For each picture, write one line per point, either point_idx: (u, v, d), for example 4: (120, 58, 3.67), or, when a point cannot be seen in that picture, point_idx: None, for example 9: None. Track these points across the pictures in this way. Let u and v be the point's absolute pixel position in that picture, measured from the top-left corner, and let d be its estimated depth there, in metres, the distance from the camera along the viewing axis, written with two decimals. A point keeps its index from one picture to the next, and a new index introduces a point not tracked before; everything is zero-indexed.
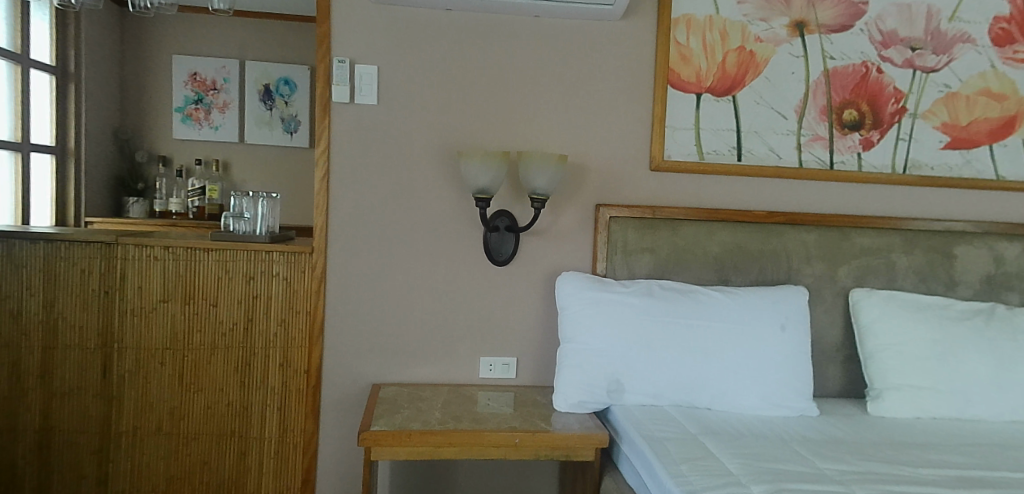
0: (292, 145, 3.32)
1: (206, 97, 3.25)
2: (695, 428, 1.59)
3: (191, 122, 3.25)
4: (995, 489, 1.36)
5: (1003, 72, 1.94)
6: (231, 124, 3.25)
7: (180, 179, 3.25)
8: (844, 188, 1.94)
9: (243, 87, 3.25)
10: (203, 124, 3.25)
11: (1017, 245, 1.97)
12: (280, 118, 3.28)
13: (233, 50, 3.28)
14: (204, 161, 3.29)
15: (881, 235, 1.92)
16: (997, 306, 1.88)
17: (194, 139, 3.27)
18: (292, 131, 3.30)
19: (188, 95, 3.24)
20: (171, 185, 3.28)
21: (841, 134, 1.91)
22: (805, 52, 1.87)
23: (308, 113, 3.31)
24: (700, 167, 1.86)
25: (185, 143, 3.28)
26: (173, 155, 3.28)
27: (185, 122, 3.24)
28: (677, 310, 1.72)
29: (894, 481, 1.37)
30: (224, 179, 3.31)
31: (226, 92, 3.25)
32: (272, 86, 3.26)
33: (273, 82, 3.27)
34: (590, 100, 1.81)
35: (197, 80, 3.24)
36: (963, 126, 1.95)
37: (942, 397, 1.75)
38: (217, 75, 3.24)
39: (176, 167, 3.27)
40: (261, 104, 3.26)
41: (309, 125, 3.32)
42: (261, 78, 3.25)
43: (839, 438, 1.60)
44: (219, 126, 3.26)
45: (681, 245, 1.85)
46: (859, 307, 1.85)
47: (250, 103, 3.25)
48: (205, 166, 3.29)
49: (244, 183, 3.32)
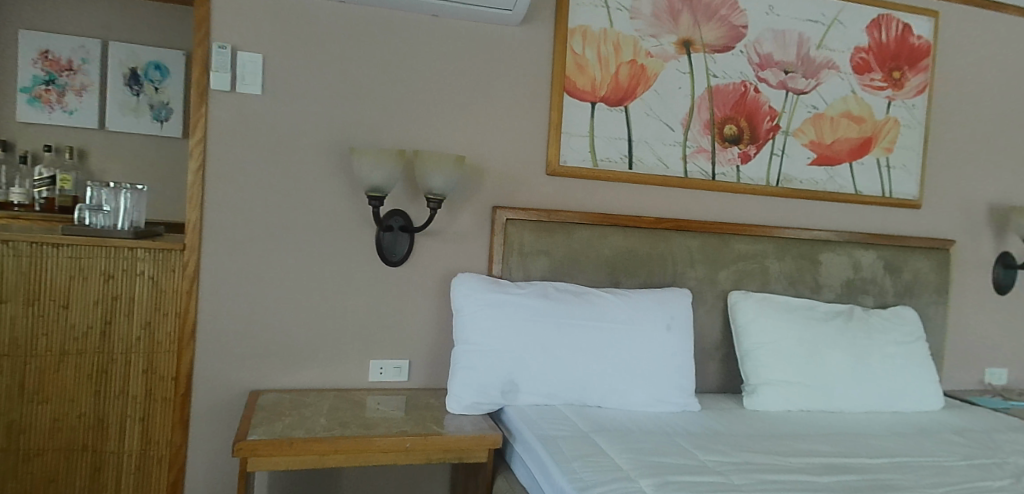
0: (163, 136, 2.75)
1: (60, 78, 2.62)
2: (586, 425, 1.64)
3: (40, 106, 2.60)
4: (854, 475, 1.55)
5: (862, 97, 2.15)
6: (90, 109, 2.66)
7: (24, 167, 2.59)
8: (726, 197, 2.06)
9: (106, 69, 2.67)
10: (55, 108, 2.62)
11: (871, 253, 2.14)
12: (148, 106, 2.72)
13: (94, 21, 2.66)
14: (56, 147, 2.63)
15: (757, 242, 2.05)
16: (854, 308, 2.07)
17: (42, 125, 2.62)
18: (163, 120, 2.74)
19: (37, 74, 2.60)
20: (12, 173, 2.61)
21: (722, 147, 2.04)
22: (691, 69, 1.99)
23: (184, 102, 2.75)
24: (594, 174, 1.91)
25: (30, 127, 2.62)
26: (15, 140, 2.60)
27: (32, 105, 2.60)
28: (570, 311, 1.77)
29: (766, 470, 1.53)
30: (81, 169, 2.68)
31: (85, 74, 2.65)
32: (140, 70, 2.69)
33: (141, 65, 2.70)
34: (486, 102, 1.82)
35: (48, 58, 2.61)
36: (827, 144, 2.12)
37: (808, 391, 1.90)
38: (74, 54, 2.63)
39: (19, 153, 2.60)
40: (126, 89, 2.69)
41: (185, 115, 2.76)
42: (126, 59, 2.68)
43: (716, 431, 1.72)
44: (75, 111, 2.64)
45: (576, 248, 1.89)
46: (737, 309, 1.98)
47: (113, 87, 2.67)
48: (56, 153, 2.64)
49: (106, 175, 2.71)
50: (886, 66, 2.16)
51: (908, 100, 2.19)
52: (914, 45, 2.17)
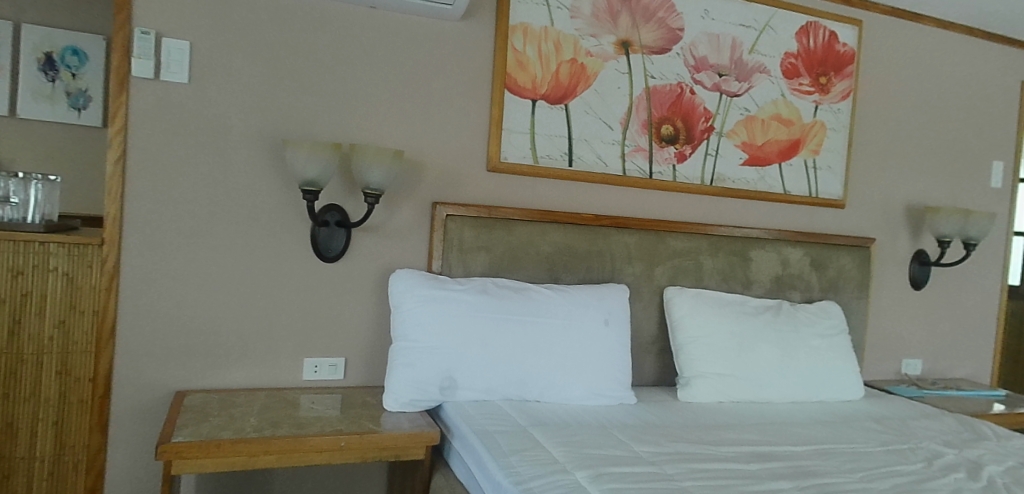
0: (81, 125, 2.59)
1: None
2: (524, 420, 1.66)
3: None
4: (778, 462, 1.63)
5: (790, 101, 2.23)
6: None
7: None
8: (662, 195, 2.11)
9: (17, 52, 2.49)
10: None
11: (798, 249, 2.23)
12: (64, 93, 2.55)
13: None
14: None
15: (692, 239, 2.11)
16: (783, 303, 2.16)
17: None
18: (80, 108, 2.57)
19: None
20: None
21: (659, 147, 2.09)
22: (629, 70, 2.03)
23: (104, 90, 2.59)
24: (534, 170, 1.93)
25: None
26: None
27: None
28: (509, 306, 1.78)
29: (697, 459, 1.59)
30: None
31: None
32: (57, 55, 2.52)
33: (57, 49, 2.53)
34: (427, 97, 1.81)
35: None
36: (758, 145, 2.20)
37: (739, 383, 1.97)
38: None
39: None
40: (39, 74, 2.52)
41: (107, 103, 2.60)
42: (40, 43, 2.50)
43: (651, 423, 1.77)
44: None
45: (516, 244, 1.90)
46: (672, 304, 2.03)
47: (25, 72, 2.50)
48: None
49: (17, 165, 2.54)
50: (814, 72, 2.25)
51: (834, 105, 2.28)
52: (840, 52, 2.26)
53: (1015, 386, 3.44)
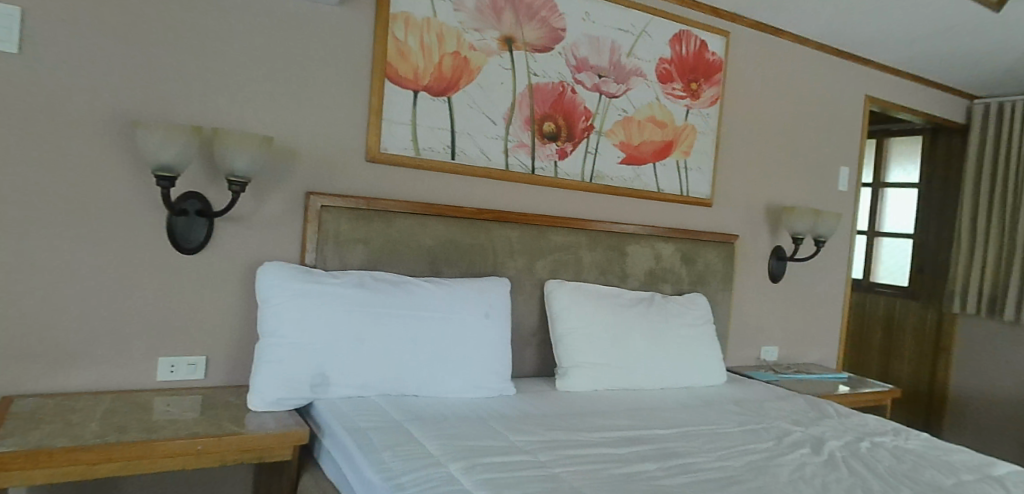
0: None
1: None
2: (400, 415, 1.63)
3: None
4: (646, 446, 1.72)
5: (664, 104, 2.35)
6: None
7: None
8: (544, 190, 2.16)
9: None
10: None
11: (671, 245, 2.36)
12: None
13: None
14: None
15: (572, 234, 2.18)
16: (655, 295, 2.28)
17: None
18: None
19: None
20: None
21: (541, 143, 2.13)
22: (512, 66, 2.06)
23: None
24: (415, 163, 1.91)
25: None
26: None
27: None
28: (387, 300, 1.75)
29: (571, 446, 1.64)
30: None
31: None
32: None
33: None
34: (300, 83, 1.74)
35: None
36: (635, 145, 2.31)
37: (613, 372, 2.06)
38: None
39: None
40: None
41: None
42: None
43: (528, 412, 1.80)
44: None
45: (395, 237, 1.87)
46: (552, 297, 2.09)
47: None
48: None
49: None
50: (686, 78, 2.38)
51: (703, 110, 2.43)
52: (709, 61, 2.42)
53: (856, 369, 3.85)
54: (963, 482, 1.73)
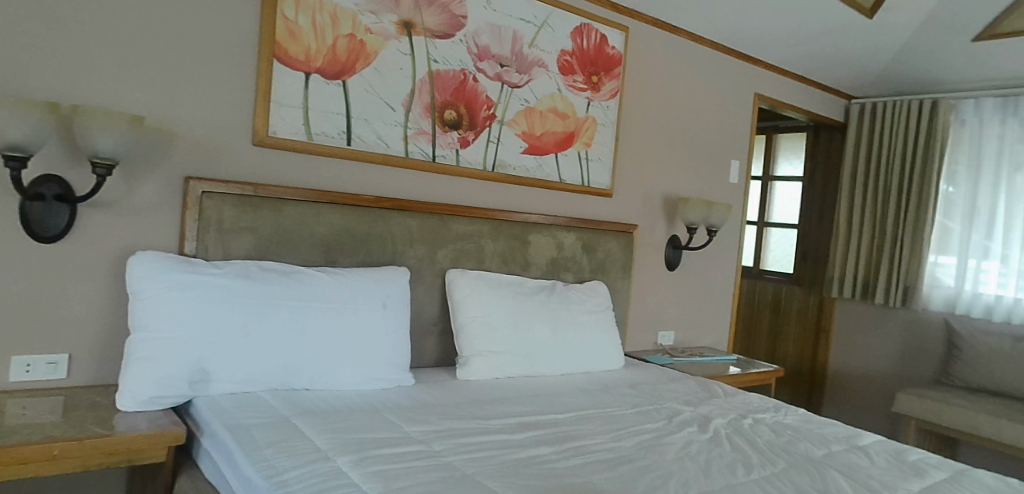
0: None
1: None
2: (287, 410, 1.57)
3: None
4: (542, 431, 1.74)
5: (566, 96, 2.39)
6: None
7: None
8: (445, 179, 2.15)
9: None
10: None
11: (573, 234, 2.41)
12: None
13: None
14: None
15: (474, 223, 2.17)
16: (556, 283, 2.32)
17: None
18: None
19: None
20: None
21: (442, 131, 2.11)
22: (411, 51, 2.02)
23: None
24: (307, 148, 1.85)
25: None
26: None
27: None
28: (275, 291, 1.68)
29: (467, 434, 1.63)
30: None
31: None
32: None
33: None
34: (178, 61, 1.65)
35: None
36: (537, 136, 2.33)
37: (514, 359, 2.07)
38: None
39: None
40: None
41: None
42: None
43: (426, 403, 1.79)
44: None
45: (285, 225, 1.80)
46: (453, 286, 2.07)
47: None
48: None
49: None
50: (587, 71, 2.43)
51: (603, 102, 2.49)
52: (609, 55, 2.47)
53: (746, 352, 4.09)
54: (832, 453, 1.89)
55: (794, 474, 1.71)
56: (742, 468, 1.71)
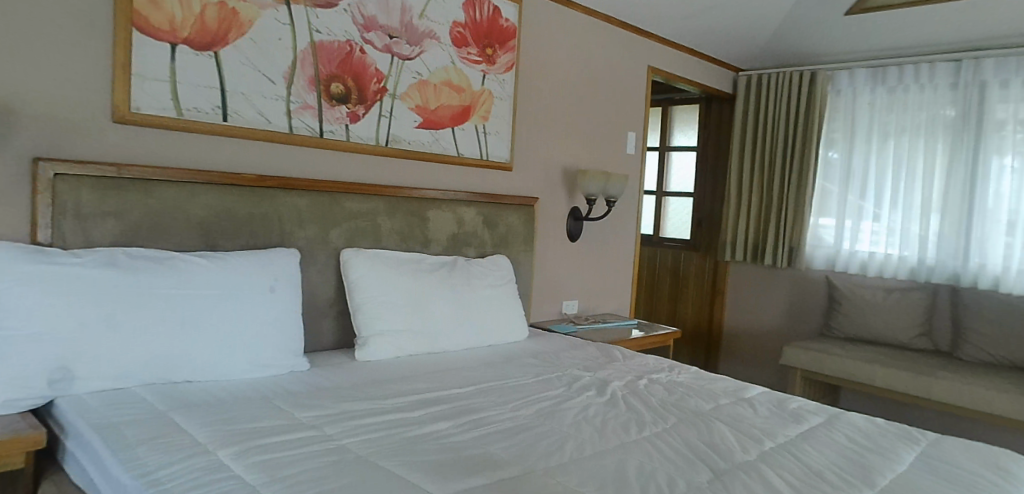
0: None
1: None
2: (165, 404, 1.48)
3: None
4: (443, 406, 1.74)
5: (460, 69, 2.35)
6: None
7: None
8: (336, 156, 2.07)
9: None
10: None
11: (472, 209, 2.40)
12: None
13: None
14: None
15: (368, 201, 2.11)
16: (457, 259, 2.31)
17: None
18: None
19: None
20: None
21: (329, 106, 2.03)
22: (291, 21, 1.91)
23: None
24: (177, 125, 1.73)
25: None
26: None
27: None
28: (146, 279, 1.56)
29: (363, 415, 1.60)
30: None
31: None
32: None
33: None
34: (17, 29, 1.48)
35: None
36: (431, 110, 2.29)
37: (416, 337, 2.04)
38: None
39: None
40: None
41: None
42: None
43: (321, 386, 1.74)
44: None
45: (157, 208, 1.68)
46: (348, 266, 2.02)
47: None
48: None
49: None
50: (481, 43, 2.40)
51: (499, 75, 2.47)
52: (503, 27, 2.46)
53: (649, 316, 4.25)
54: (720, 406, 2.00)
55: (684, 429, 1.80)
56: (636, 427, 1.79)
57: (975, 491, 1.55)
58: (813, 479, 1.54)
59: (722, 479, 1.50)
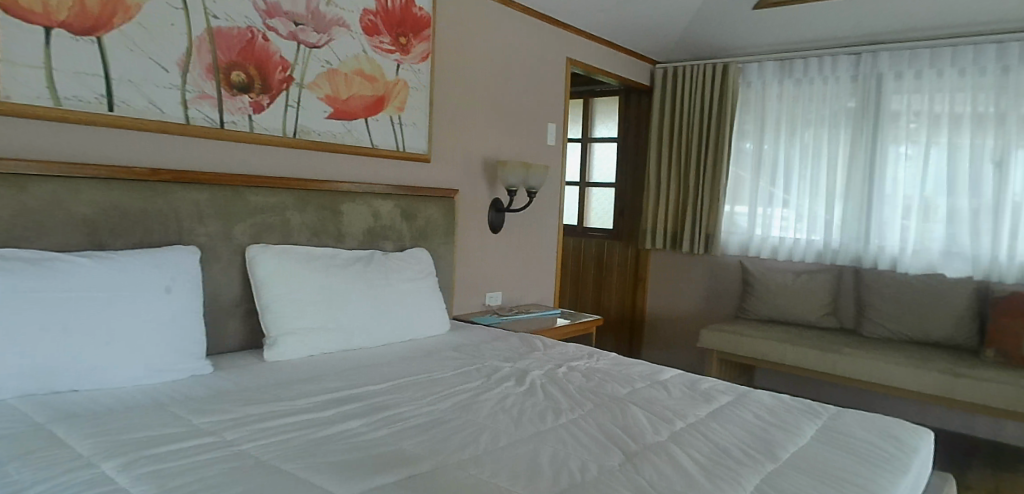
0: None
1: None
2: (45, 416, 1.37)
3: None
4: (356, 404, 1.69)
5: (372, 58, 2.29)
6: None
7: None
8: (239, 148, 1.99)
9: None
10: None
11: (389, 202, 2.36)
12: None
13: None
14: None
15: (275, 194, 2.03)
16: (374, 253, 2.26)
17: None
18: None
19: None
20: None
21: (229, 95, 1.93)
22: (184, 5, 1.80)
23: None
24: (56, 115, 1.60)
25: None
26: None
27: None
28: (21, 282, 1.44)
29: (269, 417, 1.54)
30: None
31: None
32: None
33: None
34: None
35: None
36: (343, 100, 2.22)
37: (329, 334, 1.97)
38: None
39: None
40: None
41: None
42: None
43: (225, 389, 1.66)
44: None
45: (33, 205, 1.55)
46: (255, 263, 1.94)
47: None
48: None
49: None
50: (393, 32, 2.35)
51: (414, 65, 2.43)
52: (416, 16, 2.41)
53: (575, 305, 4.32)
54: (636, 390, 2.05)
55: (599, 414, 1.83)
56: (553, 415, 1.80)
57: (867, 459, 1.65)
58: (720, 456, 1.59)
59: (633, 461, 1.53)
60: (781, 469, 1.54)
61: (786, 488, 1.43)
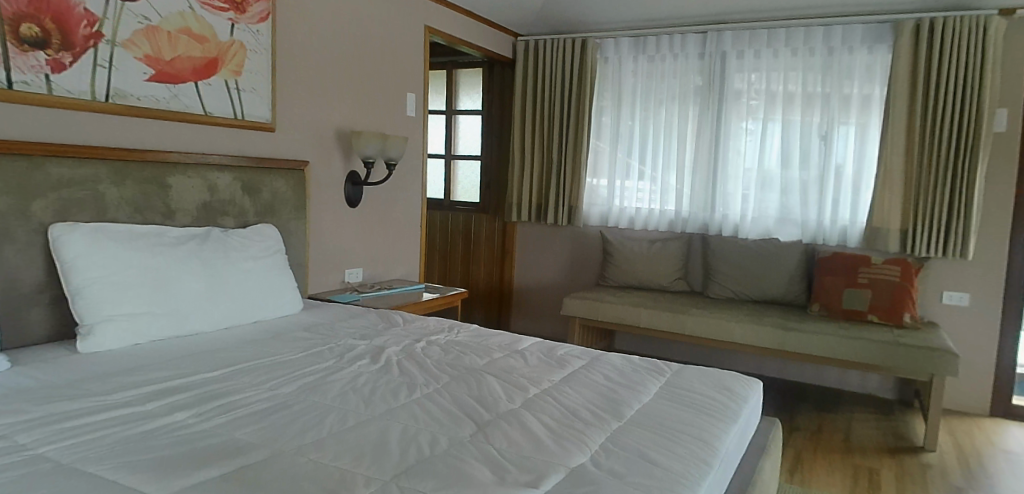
0: None
1: None
2: None
3: None
4: (187, 393, 1.55)
5: (200, 15, 2.08)
6: None
7: None
8: (32, 113, 1.71)
9: None
10: None
11: (227, 175, 2.20)
12: None
13: None
14: None
15: (85, 166, 1.80)
16: (211, 230, 2.09)
17: None
18: None
19: None
20: None
21: (18, 51, 1.65)
22: None
23: None
24: None
25: None
26: None
27: None
28: None
29: (76, 416, 1.36)
30: None
31: None
32: None
33: None
34: None
35: None
36: (166, 61, 2.00)
37: (158, 320, 1.78)
38: None
39: None
40: None
41: None
42: None
43: (22, 388, 1.45)
44: None
45: None
46: (60, 244, 1.69)
47: None
48: None
49: None
50: None
51: (251, 26, 2.25)
52: None
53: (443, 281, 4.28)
54: (493, 360, 2.07)
55: (455, 387, 1.82)
56: (407, 390, 1.76)
57: (701, 410, 1.78)
58: (569, 419, 1.64)
59: (485, 431, 1.53)
60: (625, 427, 1.62)
61: (628, 443, 1.49)
